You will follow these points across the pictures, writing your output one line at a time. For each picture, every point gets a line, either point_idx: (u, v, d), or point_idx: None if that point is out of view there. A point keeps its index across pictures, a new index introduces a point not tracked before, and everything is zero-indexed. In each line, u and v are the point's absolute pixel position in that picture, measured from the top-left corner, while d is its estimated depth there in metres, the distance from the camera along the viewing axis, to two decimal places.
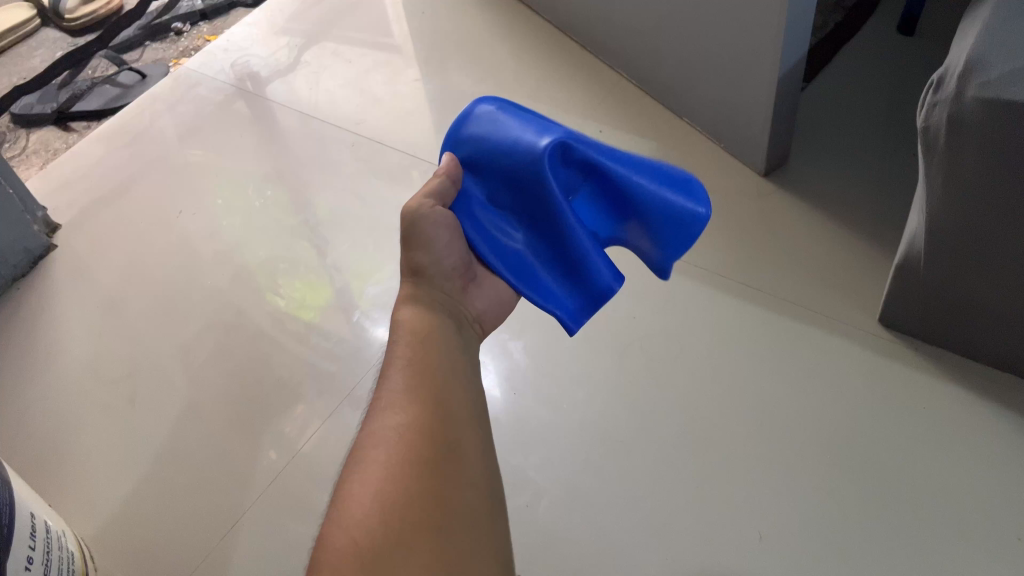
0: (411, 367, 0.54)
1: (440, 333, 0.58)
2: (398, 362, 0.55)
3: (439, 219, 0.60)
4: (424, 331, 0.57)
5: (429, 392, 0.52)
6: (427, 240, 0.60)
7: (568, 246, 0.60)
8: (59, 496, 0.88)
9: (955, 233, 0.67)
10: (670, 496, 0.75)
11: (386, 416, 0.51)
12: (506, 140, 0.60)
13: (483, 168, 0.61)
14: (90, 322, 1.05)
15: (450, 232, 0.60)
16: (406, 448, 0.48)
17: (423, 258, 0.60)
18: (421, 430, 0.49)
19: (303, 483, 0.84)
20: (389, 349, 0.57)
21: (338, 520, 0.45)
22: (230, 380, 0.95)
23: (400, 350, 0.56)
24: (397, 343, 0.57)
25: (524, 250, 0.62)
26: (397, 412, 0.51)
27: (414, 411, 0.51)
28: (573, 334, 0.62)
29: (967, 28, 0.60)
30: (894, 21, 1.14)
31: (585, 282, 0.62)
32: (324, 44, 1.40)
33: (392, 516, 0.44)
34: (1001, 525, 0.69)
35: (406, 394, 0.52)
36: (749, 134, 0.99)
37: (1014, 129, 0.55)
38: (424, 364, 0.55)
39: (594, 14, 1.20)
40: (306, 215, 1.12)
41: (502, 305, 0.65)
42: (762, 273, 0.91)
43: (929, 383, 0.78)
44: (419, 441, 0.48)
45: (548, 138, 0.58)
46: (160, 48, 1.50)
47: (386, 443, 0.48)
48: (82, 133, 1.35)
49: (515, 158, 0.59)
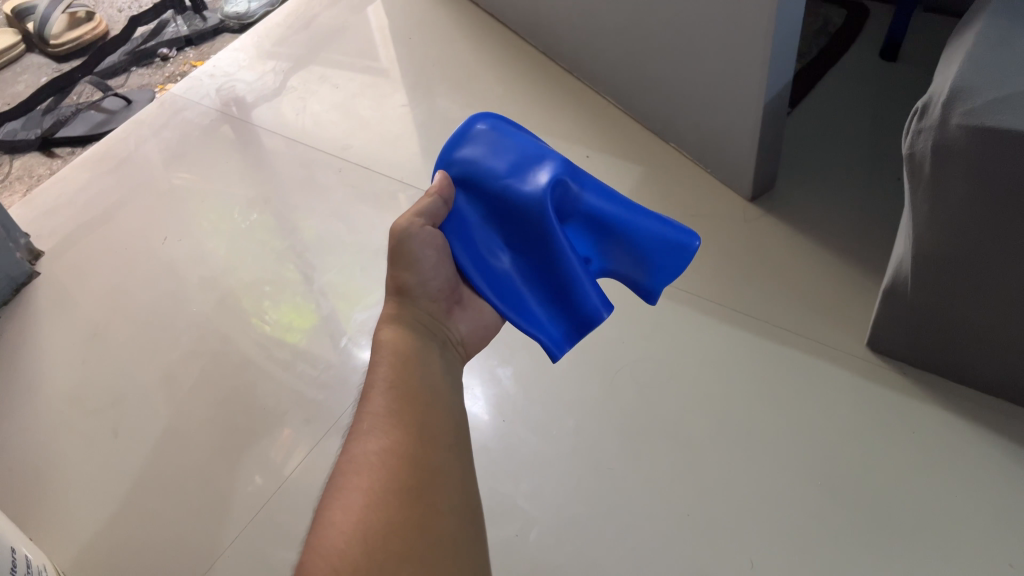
0: (394, 391, 0.54)
1: (422, 356, 0.58)
2: (380, 384, 0.54)
3: (427, 238, 0.59)
4: (406, 353, 0.57)
5: (413, 418, 0.52)
6: (414, 259, 0.60)
7: (557, 273, 0.59)
8: (40, 529, 0.86)
9: (941, 258, 0.67)
10: (660, 525, 0.75)
11: (368, 440, 0.50)
12: (501, 164, 0.59)
13: (476, 190, 0.60)
14: (73, 350, 1.03)
15: (438, 253, 0.60)
16: (390, 475, 0.47)
17: (408, 278, 0.61)
18: (405, 457, 0.49)
19: (289, 512, 0.83)
20: (372, 371, 0.56)
21: (317, 548, 0.44)
22: (215, 408, 0.94)
23: (382, 372, 0.56)
24: (380, 364, 0.56)
25: (512, 275, 0.61)
26: (379, 436, 0.50)
27: (397, 437, 0.50)
28: (555, 360, 0.62)
29: (950, 57, 0.61)
30: (877, 47, 1.15)
31: (572, 309, 0.61)
32: (311, 69, 1.40)
33: (374, 545, 0.43)
34: (992, 551, 0.68)
35: (389, 419, 0.51)
36: (735, 160, 1.00)
37: (1000, 156, 0.56)
38: (408, 387, 0.54)
39: (581, 40, 1.20)
40: (293, 240, 1.11)
41: (485, 328, 0.66)
42: (750, 298, 0.91)
43: (918, 408, 0.78)
44: (403, 467, 0.48)
45: (549, 173, 0.58)
46: (146, 73, 1.50)
47: (368, 468, 0.48)
48: (66, 159, 1.34)
49: (511, 182, 0.58)
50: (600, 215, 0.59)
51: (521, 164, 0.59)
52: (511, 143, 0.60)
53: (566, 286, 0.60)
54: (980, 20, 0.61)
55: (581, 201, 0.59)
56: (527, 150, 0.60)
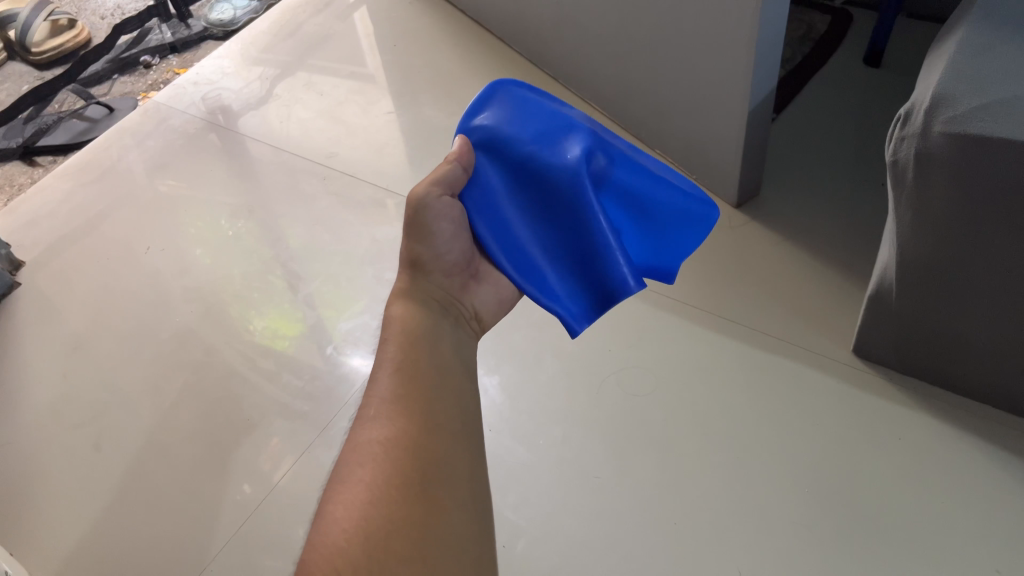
0: (399, 377, 0.53)
1: (431, 336, 0.57)
2: (386, 367, 0.53)
3: (443, 210, 0.58)
4: (414, 334, 0.56)
5: (418, 405, 0.51)
6: (429, 232, 0.59)
7: (583, 246, 0.59)
8: (21, 545, 0.85)
9: (926, 264, 0.67)
10: (647, 533, 0.75)
11: (371, 430, 0.49)
12: (528, 132, 0.58)
13: (501, 157, 0.59)
14: (55, 363, 1.02)
15: (453, 225, 0.59)
16: (394, 468, 0.46)
17: (422, 250, 0.60)
18: (409, 447, 0.48)
19: (274, 523, 0.82)
20: (379, 354, 0.55)
21: (318, 544, 0.43)
22: (200, 419, 0.93)
23: (388, 355, 0.55)
24: (387, 346, 0.55)
25: (531, 247, 0.60)
26: (383, 425, 0.49)
27: (402, 425, 0.49)
28: (576, 335, 0.61)
29: (931, 64, 0.61)
30: (860, 53, 1.16)
31: (596, 284, 0.60)
32: (297, 76, 1.40)
33: (375, 544, 0.43)
34: (976, 556, 0.68)
35: (394, 406, 0.50)
36: (720, 168, 1.00)
37: (984, 162, 0.56)
38: (413, 372, 0.53)
39: (566, 47, 1.20)
40: (279, 249, 1.10)
41: (501, 302, 0.64)
42: (735, 304, 0.91)
43: (903, 414, 0.79)
44: (407, 458, 0.47)
45: (582, 144, 0.57)
46: (129, 81, 1.49)
47: (370, 459, 0.47)
48: (48, 168, 1.33)
49: (540, 151, 0.58)
50: (629, 190, 0.59)
51: (548, 133, 0.58)
52: (538, 112, 0.59)
53: (590, 258, 0.59)
54: (960, 29, 0.61)
55: (609, 174, 0.58)
56: (556, 119, 0.59)
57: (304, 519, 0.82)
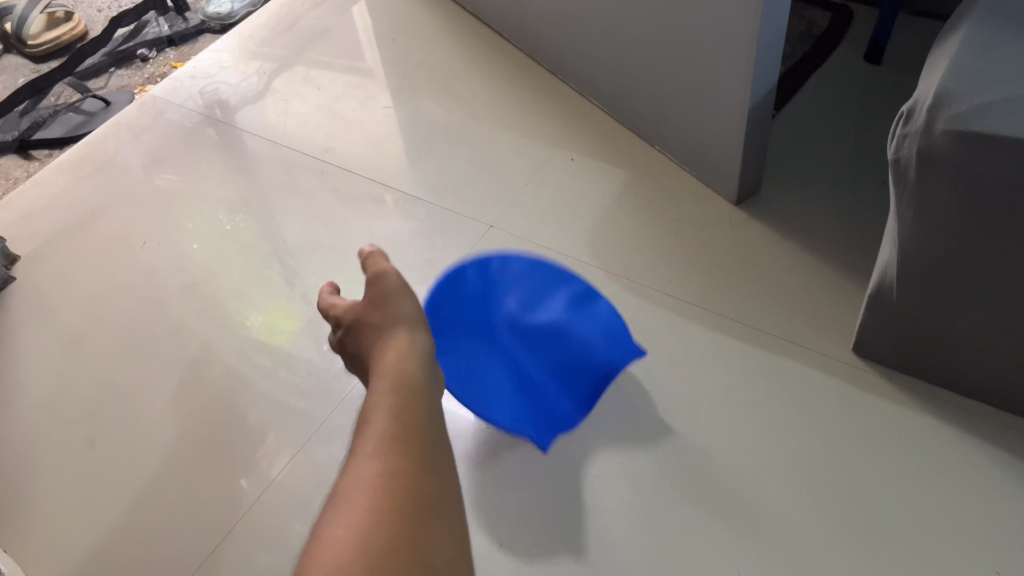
0: (394, 417, 0.52)
1: (428, 387, 0.57)
2: (380, 408, 0.53)
3: (396, 281, 0.66)
4: (411, 381, 0.56)
5: (412, 442, 0.50)
6: (392, 297, 0.65)
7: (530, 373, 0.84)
8: (15, 541, 0.85)
9: (928, 263, 0.67)
10: (644, 533, 0.74)
11: (368, 462, 0.48)
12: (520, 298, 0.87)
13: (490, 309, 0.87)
14: (50, 358, 1.02)
15: (409, 294, 0.66)
16: (391, 498, 0.45)
17: (393, 311, 0.63)
18: (406, 481, 0.47)
19: (271, 520, 0.82)
20: (374, 395, 0.55)
21: (316, 562, 0.42)
22: (196, 416, 0.92)
23: (381, 397, 0.54)
24: (379, 392, 0.55)
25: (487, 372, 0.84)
26: (378, 456, 0.48)
27: (399, 460, 0.48)
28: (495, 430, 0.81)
29: (934, 62, 0.61)
30: (860, 50, 1.15)
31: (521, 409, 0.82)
32: (295, 70, 1.39)
33: (374, 563, 0.42)
34: (977, 556, 0.68)
35: (391, 442, 0.49)
36: (720, 165, 0.99)
37: (987, 161, 0.56)
38: (408, 413, 0.53)
39: (565, 42, 1.20)
40: (276, 244, 1.10)
41: None
42: (735, 302, 0.91)
43: (902, 412, 0.78)
44: (404, 492, 0.46)
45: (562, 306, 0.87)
46: (126, 74, 1.48)
47: (367, 488, 0.46)
48: (43, 162, 1.32)
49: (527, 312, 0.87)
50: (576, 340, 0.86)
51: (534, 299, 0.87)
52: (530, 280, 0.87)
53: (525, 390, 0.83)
54: (964, 26, 0.61)
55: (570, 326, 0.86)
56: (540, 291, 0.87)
57: (301, 516, 0.81)
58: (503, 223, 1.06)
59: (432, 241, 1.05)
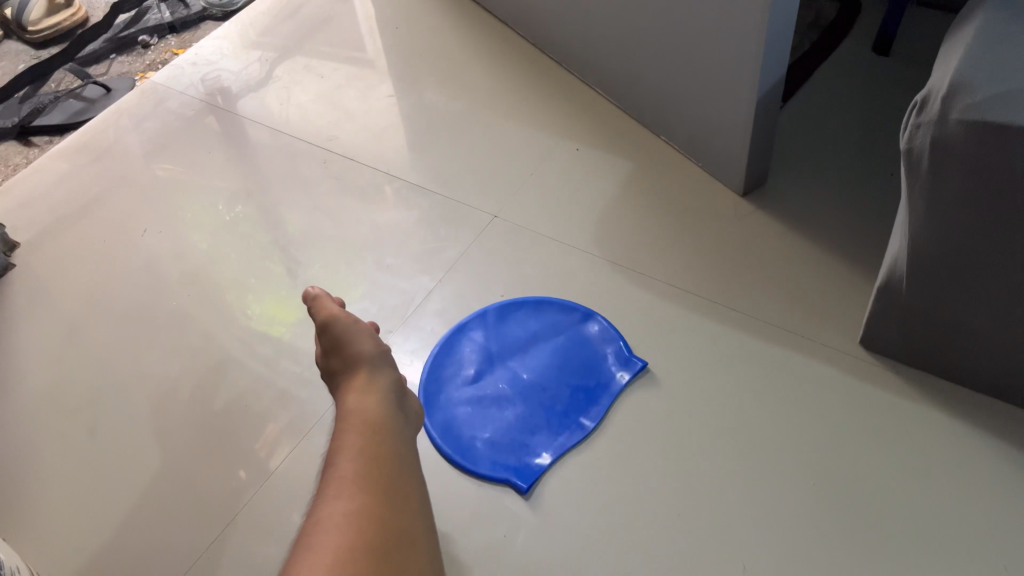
0: (362, 457, 0.56)
1: (389, 419, 0.62)
2: (349, 449, 0.56)
3: (350, 322, 0.71)
4: (373, 419, 0.60)
5: (380, 482, 0.54)
6: (349, 332, 0.70)
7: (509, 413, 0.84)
8: (13, 530, 0.84)
9: (939, 255, 0.66)
10: (647, 526, 0.74)
11: (335, 501, 0.51)
12: (501, 345, 0.90)
13: (473, 356, 0.89)
14: (50, 346, 1.01)
15: (367, 333, 0.71)
16: (361, 535, 0.49)
17: (355, 348, 0.68)
18: (374, 518, 0.51)
19: (271, 510, 0.81)
20: (338, 437, 0.58)
21: None
22: (196, 405, 0.91)
23: (350, 438, 0.57)
24: (348, 432, 0.58)
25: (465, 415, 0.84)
26: (347, 495, 0.51)
27: (366, 500, 0.52)
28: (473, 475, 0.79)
29: (948, 51, 0.60)
30: (868, 41, 1.14)
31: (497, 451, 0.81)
32: (297, 59, 1.38)
33: None
34: (983, 550, 0.68)
35: (357, 482, 0.53)
36: (727, 156, 0.99)
37: (1004, 151, 0.55)
38: (376, 453, 0.56)
39: (570, 32, 1.19)
40: (277, 233, 1.09)
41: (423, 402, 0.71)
42: (740, 294, 0.90)
43: (909, 406, 0.78)
44: (373, 529, 0.50)
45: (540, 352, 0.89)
46: (127, 61, 1.47)
47: (337, 525, 0.49)
48: (43, 148, 1.31)
49: (507, 356, 0.89)
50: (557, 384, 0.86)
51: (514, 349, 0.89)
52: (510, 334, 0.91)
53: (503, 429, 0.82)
54: (979, 15, 0.60)
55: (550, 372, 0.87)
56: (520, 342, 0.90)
57: (301, 506, 0.81)
58: (506, 213, 1.05)
59: (434, 231, 1.05)
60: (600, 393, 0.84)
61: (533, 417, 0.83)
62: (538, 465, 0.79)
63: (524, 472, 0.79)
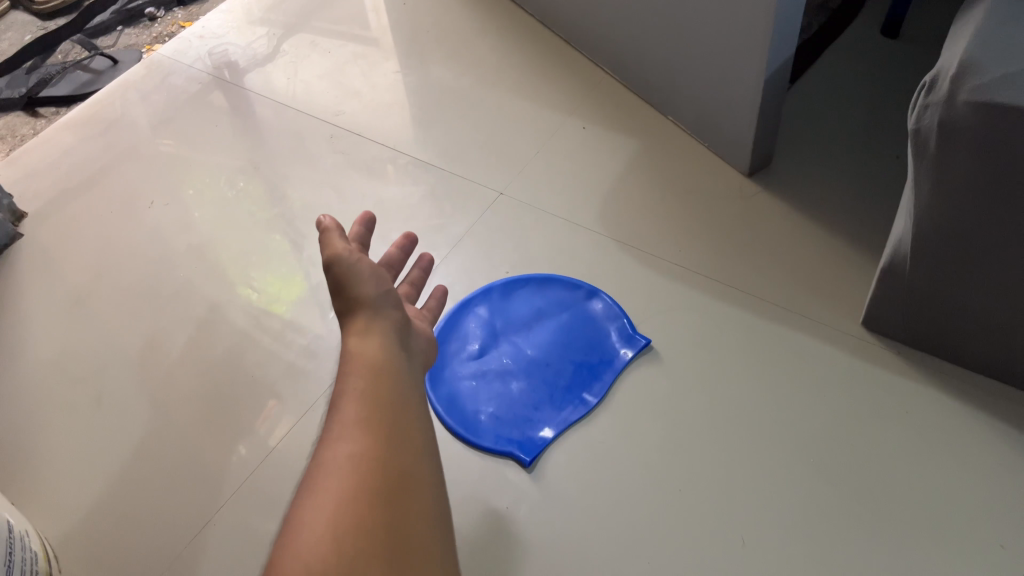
0: (367, 400, 0.48)
1: (394, 368, 0.52)
2: (352, 392, 0.49)
3: (359, 260, 0.58)
4: (378, 363, 0.51)
5: (386, 424, 0.47)
6: (354, 274, 0.57)
7: (512, 388, 0.84)
8: (20, 496, 0.85)
9: (944, 235, 0.66)
10: (647, 499, 0.75)
11: (337, 446, 0.45)
12: (506, 322, 0.90)
13: (477, 332, 0.90)
14: (56, 317, 1.02)
15: (373, 267, 0.58)
16: (363, 480, 0.43)
17: (359, 294, 0.56)
18: (378, 462, 0.45)
19: (276, 481, 0.82)
20: (341, 377, 0.51)
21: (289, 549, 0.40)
22: (202, 377, 0.92)
23: (353, 380, 0.50)
24: (351, 375, 0.50)
25: (468, 389, 0.85)
26: (350, 440, 0.45)
27: (369, 443, 0.45)
28: (476, 450, 0.80)
29: (958, 31, 0.60)
30: (878, 24, 1.14)
31: (500, 426, 0.81)
32: (302, 35, 1.37)
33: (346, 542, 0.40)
34: (981, 528, 0.69)
35: (360, 424, 0.47)
36: (734, 135, 0.99)
37: (1010, 133, 0.55)
38: (382, 396, 0.49)
39: (579, 10, 1.18)
40: (282, 208, 1.09)
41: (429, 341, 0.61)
42: (744, 274, 0.90)
43: (911, 387, 0.78)
44: (377, 471, 0.44)
45: (545, 330, 0.89)
46: (134, 33, 1.47)
47: (337, 473, 0.43)
48: (50, 119, 1.31)
49: (512, 333, 0.89)
50: (561, 360, 0.86)
51: (519, 325, 0.90)
52: (515, 311, 0.91)
53: (506, 404, 0.83)
54: None
55: (552, 349, 0.88)
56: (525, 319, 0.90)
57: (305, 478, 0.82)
58: (512, 191, 1.05)
59: (440, 207, 1.05)
60: (602, 372, 0.84)
61: (537, 393, 0.84)
62: (540, 438, 0.80)
63: (527, 447, 0.80)
